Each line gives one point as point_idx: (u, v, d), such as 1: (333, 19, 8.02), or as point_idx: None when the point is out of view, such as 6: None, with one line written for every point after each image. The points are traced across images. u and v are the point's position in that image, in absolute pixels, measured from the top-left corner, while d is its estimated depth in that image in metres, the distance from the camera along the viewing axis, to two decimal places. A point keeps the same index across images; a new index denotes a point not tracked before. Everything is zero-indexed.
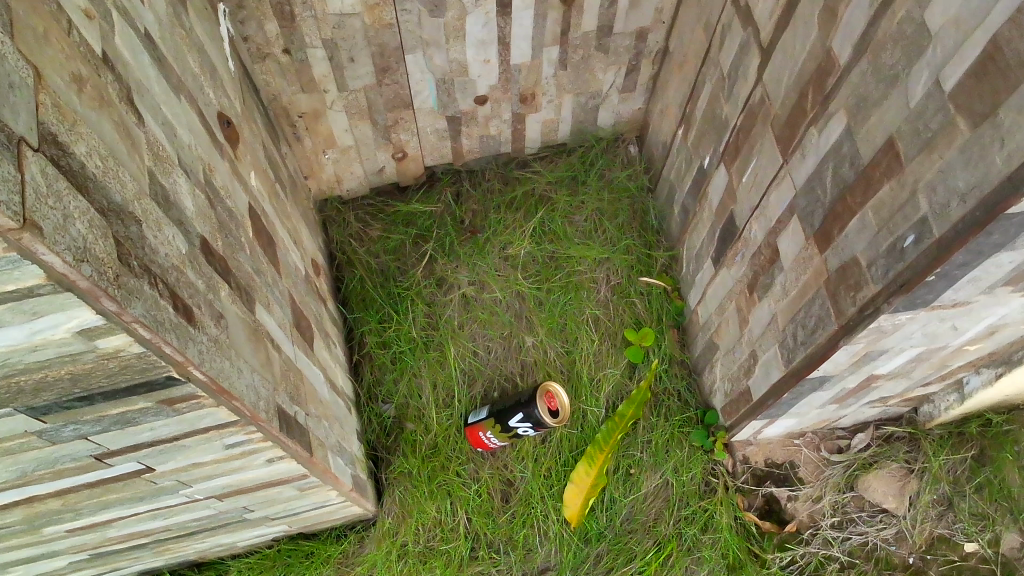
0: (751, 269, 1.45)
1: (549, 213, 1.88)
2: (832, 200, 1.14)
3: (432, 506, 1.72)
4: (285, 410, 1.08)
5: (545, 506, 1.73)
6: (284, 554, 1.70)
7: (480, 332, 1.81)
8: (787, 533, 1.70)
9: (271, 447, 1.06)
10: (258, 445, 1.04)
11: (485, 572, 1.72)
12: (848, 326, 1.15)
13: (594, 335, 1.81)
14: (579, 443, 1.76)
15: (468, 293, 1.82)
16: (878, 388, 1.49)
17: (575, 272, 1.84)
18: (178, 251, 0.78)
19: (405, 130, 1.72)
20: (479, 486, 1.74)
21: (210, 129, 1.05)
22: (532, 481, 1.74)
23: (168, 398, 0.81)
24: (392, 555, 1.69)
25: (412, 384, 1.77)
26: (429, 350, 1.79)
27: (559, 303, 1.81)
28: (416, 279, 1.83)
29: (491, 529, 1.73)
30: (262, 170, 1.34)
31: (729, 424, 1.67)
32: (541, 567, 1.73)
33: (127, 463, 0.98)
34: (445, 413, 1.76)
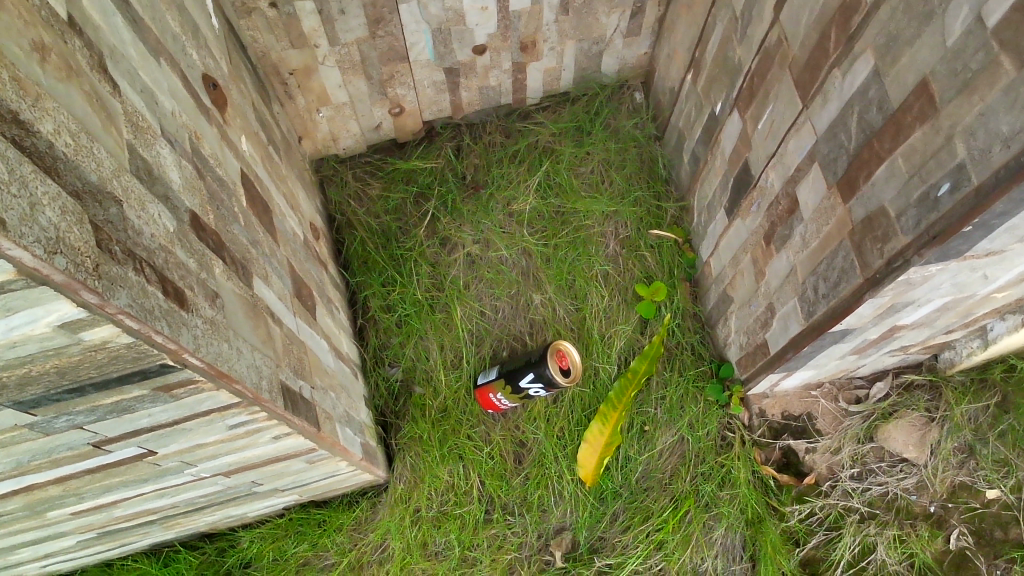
0: (768, 219, 1.40)
1: (554, 166, 1.81)
2: (857, 147, 1.07)
3: (444, 470, 1.69)
4: (289, 387, 1.03)
5: (559, 467, 1.70)
6: (296, 522, 1.68)
7: (486, 291, 1.76)
8: (806, 486, 1.68)
9: (276, 425, 1.01)
10: (263, 424, 1.00)
11: (501, 534, 1.70)
12: (874, 280, 1.09)
13: (604, 291, 1.75)
14: (592, 402, 1.72)
15: (473, 251, 1.77)
16: (900, 338, 1.44)
17: (582, 227, 1.78)
18: (165, 230, 0.72)
19: (401, 83, 1.64)
20: (491, 448, 1.71)
21: (195, 93, 0.98)
22: (545, 442, 1.70)
23: (164, 385, 0.77)
24: (405, 521, 1.67)
25: (418, 347, 1.73)
26: (434, 311, 1.74)
27: (568, 259, 1.76)
28: (418, 239, 1.77)
29: (505, 492, 1.70)
30: (253, 133, 1.27)
31: (746, 378, 1.62)
32: (556, 527, 1.71)
33: (127, 448, 0.94)
34: (453, 374, 1.72)
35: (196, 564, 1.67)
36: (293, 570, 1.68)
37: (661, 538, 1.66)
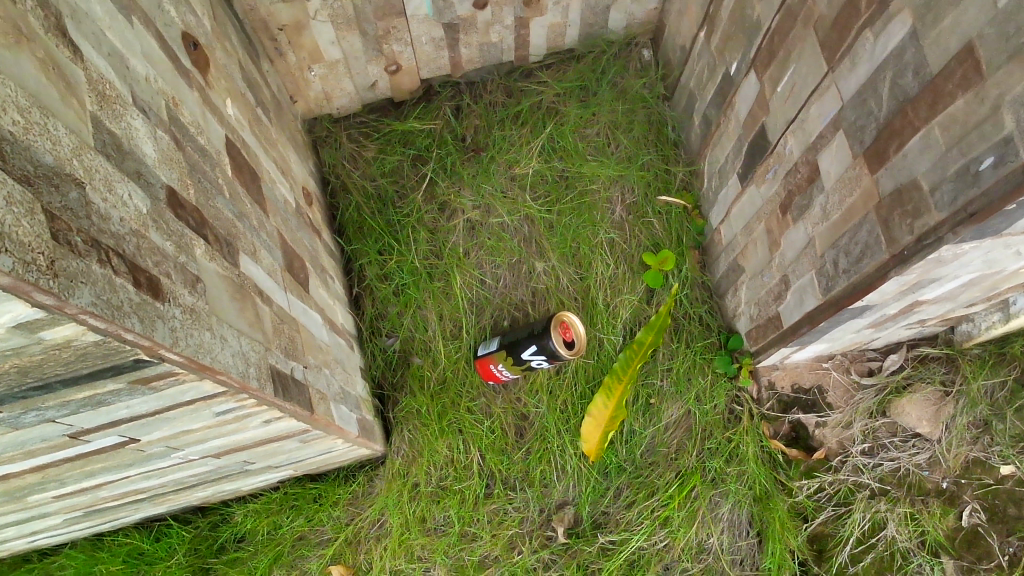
0: (785, 187, 1.33)
1: (558, 128, 1.73)
2: (888, 116, 1.00)
3: (443, 444, 1.63)
4: (280, 370, 0.97)
5: (561, 441, 1.65)
6: (291, 497, 1.63)
7: (487, 259, 1.69)
8: (815, 461, 1.64)
9: (266, 410, 0.95)
10: (253, 410, 0.94)
11: (501, 509, 1.65)
12: (902, 257, 1.03)
13: (610, 259, 1.68)
14: (595, 374, 1.66)
15: (474, 218, 1.69)
16: (920, 312, 1.38)
17: (588, 191, 1.70)
18: (137, 212, 0.65)
19: (398, 39, 1.56)
20: (492, 422, 1.65)
21: (174, 54, 0.90)
22: (547, 415, 1.65)
23: (141, 378, 0.70)
24: (403, 496, 1.62)
25: (417, 317, 1.67)
26: (433, 280, 1.67)
27: (572, 226, 1.68)
28: (416, 205, 1.70)
29: (506, 467, 1.65)
30: (240, 94, 1.19)
31: (755, 351, 1.57)
32: (559, 502, 1.67)
33: (108, 437, 0.88)
34: (452, 345, 1.66)
35: (189, 539, 1.63)
36: (289, 545, 1.64)
37: (666, 515, 1.63)
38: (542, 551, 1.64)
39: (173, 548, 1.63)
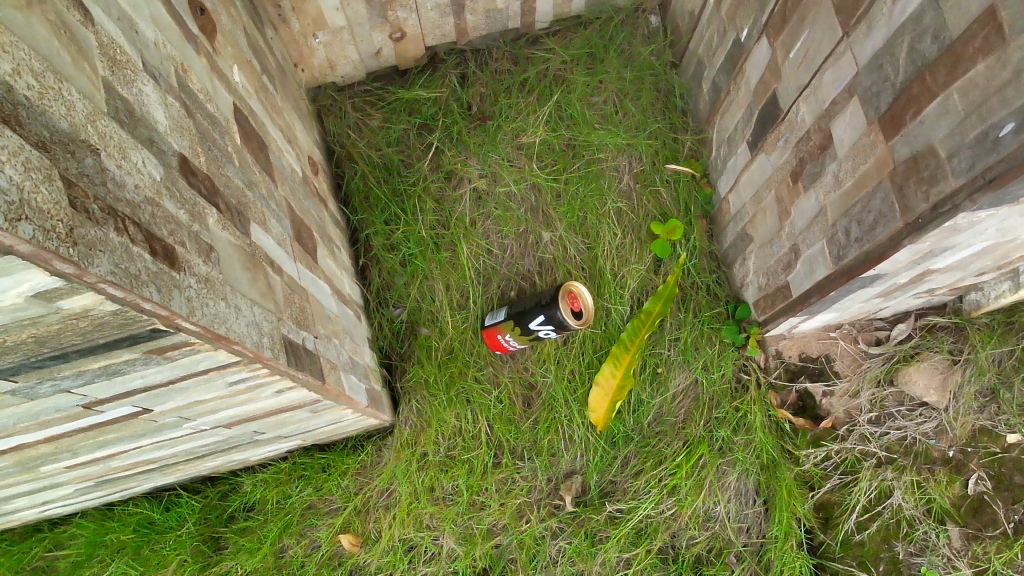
0: (796, 155, 1.31)
1: (566, 96, 1.71)
2: (905, 81, 0.99)
3: (451, 414, 1.63)
4: (292, 341, 0.97)
5: (569, 410, 1.65)
6: (299, 467, 1.63)
7: (494, 228, 1.69)
8: (823, 430, 1.65)
9: (277, 380, 0.95)
10: (264, 380, 0.93)
11: (509, 478, 1.66)
12: (917, 224, 1.02)
13: (617, 228, 1.68)
14: (603, 344, 1.66)
15: (481, 187, 1.68)
16: (930, 281, 1.38)
17: (595, 160, 1.69)
18: (151, 179, 0.64)
19: (403, 6, 1.53)
20: (500, 392, 1.65)
21: (181, 19, 0.89)
22: (555, 384, 1.65)
23: (157, 348, 0.70)
24: (411, 466, 1.63)
25: (424, 288, 1.66)
26: (440, 250, 1.66)
27: (579, 196, 1.68)
28: (422, 174, 1.68)
29: (514, 436, 1.65)
30: (246, 61, 1.18)
31: (764, 320, 1.57)
32: (567, 471, 1.68)
33: (121, 408, 0.87)
34: (459, 315, 1.65)
35: (199, 508, 1.64)
36: (298, 514, 1.65)
37: (674, 483, 1.63)
38: (550, 519, 1.65)
39: (183, 517, 1.64)
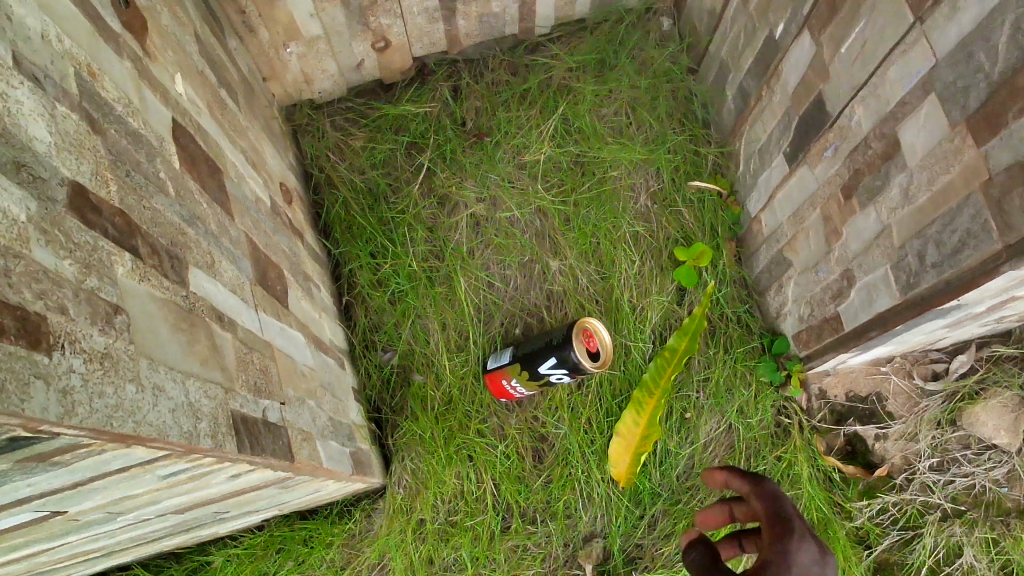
0: (849, 167, 1.12)
1: (572, 107, 1.51)
2: (1006, 71, 0.80)
3: (451, 474, 1.42)
4: (247, 416, 0.75)
5: (586, 465, 1.45)
6: (277, 539, 1.42)
7: (495, 259, 1.49)
8: (876, 479, 1.46)
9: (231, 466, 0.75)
10: (212, 466, 0.73)
11: (520, 546, 1.45)
12: (1022, 247, 0.82)
13: (635, 255, 1.48)
14: (623, 387, 1.46)
15: (478, 212, 1.48)
16: (1008, 307, 1.15)
17: (608, 178, 1.49)
18: (10, 222, 0.44)
19: (386, 11, 1.35)
20: (507, 446, 1.45)
21: (96, 13, 0.69)
22: (569, 436, 1.44)
23: (36, 455, 0.50)
24: (406, 536, 1.42)
25: (416, 328, 1.45)
26: (434, 285, 1.46)
27: (591, 220, 1.48)
28: (413, 198, 1.48)
29: (524, 497, 1.44)
30: (197, 72, 0.98)
31: (804, 356, 1.39)
32: (586, 535, 1.47)
33: (19, 515, 0.66)
34: (457, 358, 1.45)
35: None
36: None
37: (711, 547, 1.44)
38: None
39: None
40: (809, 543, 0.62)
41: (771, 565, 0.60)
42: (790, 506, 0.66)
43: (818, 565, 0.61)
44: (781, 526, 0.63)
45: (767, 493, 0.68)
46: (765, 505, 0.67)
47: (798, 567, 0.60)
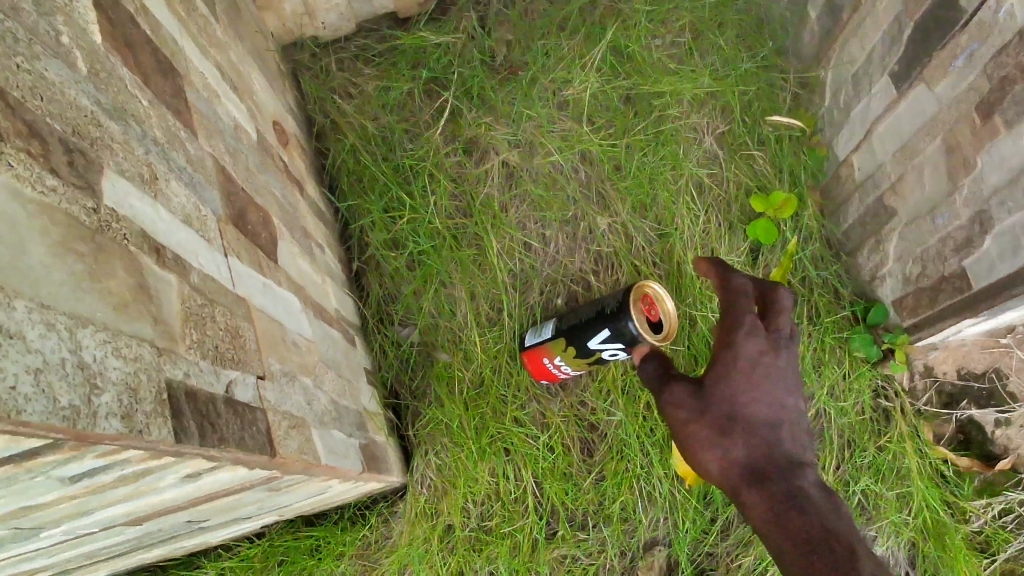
0: (990, 74, 0.89)
1: (623, 33, 1.26)
2: None
3: (484, 472, 1.19)
4: (196, 392, 0.52)
5: (646, 458, 1.22)
6: (278, 549, 1.19)
7: (532, 215, 1.25)
8: (998, 473, 1.20)
9: (183, 461, 0.53)
10: (146, 465, 0.52)
11: (569, 555, 1.22)
12: None
13: (700, 208, 1.25)
14: (688, 365, 1.22)
15: (511, 159, 1.24)
16: None
17: (666, 117, 1.25)
18: None
19: None
20: (550, 437, 1.22)
21: None
22: (625, 423, 1.21)
23: None
24: (432, 545, 1.19)
25: (440, 297, 1.22)
26: (460, 247, 1.22)
27: (647, 167, 1.23)
28: (433, 144, 1.23)
29: (572, 498, 1.21)
30: None
31: (908, 328, 1.16)
32: (647, 541, 1.24)
33: None
34: (490, 334, 1.22)
35: None
36: None
37: None
38: None
39: None
40: (755, 336, 0.80)
41: (723, 360, 0.81)
42: (743, 298, 0.83)
43: (761, 354, 0.80)
44: (733, 322, 0.81)
45: (730, 288, 0.84)
46: (727, 301, 0.84)
47: (744, 359, 0.80)
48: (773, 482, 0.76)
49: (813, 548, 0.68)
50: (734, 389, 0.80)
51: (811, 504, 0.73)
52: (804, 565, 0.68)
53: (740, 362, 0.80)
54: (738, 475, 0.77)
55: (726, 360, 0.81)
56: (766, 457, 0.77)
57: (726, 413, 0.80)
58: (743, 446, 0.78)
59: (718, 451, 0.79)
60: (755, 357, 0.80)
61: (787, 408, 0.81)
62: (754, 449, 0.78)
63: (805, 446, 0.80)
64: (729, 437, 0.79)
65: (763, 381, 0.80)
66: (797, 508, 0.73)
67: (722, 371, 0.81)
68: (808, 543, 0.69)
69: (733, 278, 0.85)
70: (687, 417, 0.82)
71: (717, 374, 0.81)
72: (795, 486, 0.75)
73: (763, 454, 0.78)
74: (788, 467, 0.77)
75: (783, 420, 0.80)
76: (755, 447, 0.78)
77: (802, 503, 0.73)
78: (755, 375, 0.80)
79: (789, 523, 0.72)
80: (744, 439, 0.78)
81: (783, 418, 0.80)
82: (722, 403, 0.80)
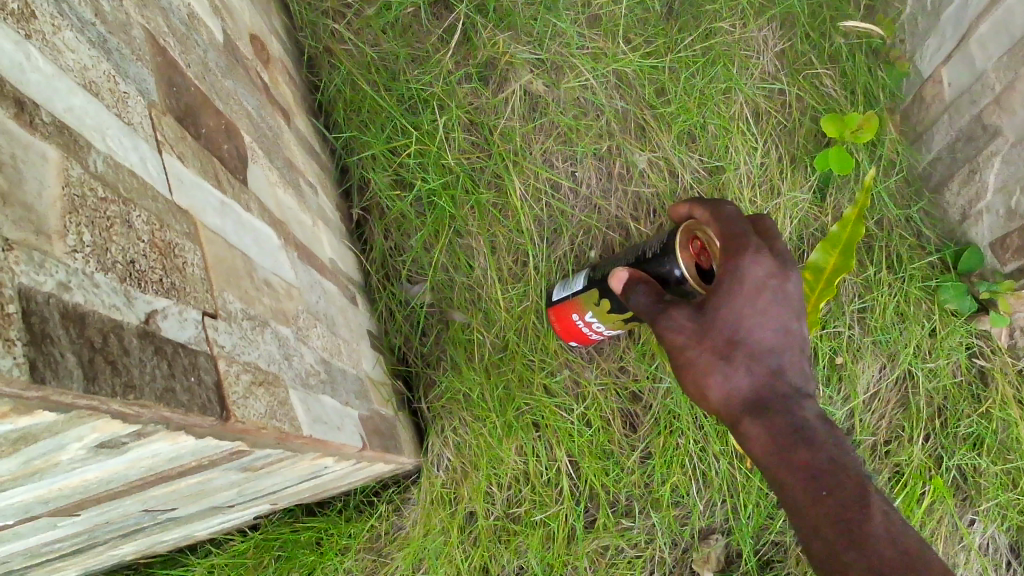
0: None
1: None
2: None
3: (510, 450, 1.02)
4: (88, 315, 0.35)
5: (700, 432, 1.04)
6: (273, 545, 1.01)
7: (561, 151, 1.07)
8: None
9: (69, 421, 0.36)
10: (24, 425, 0.35)
11: (611, 547, 1.04)
12: None
13: (757, 137, 1.08)
14: None
15: (537, 85, 1.07)
16: None
17: (715, 33, 1.07)
18: None
19: None
20: (586, 409, 1.04)
21: None
22: (675, 392, 1.03)
23: None
24: (452, 536, 1.01)
25: (455, 249, 1.04)
26: (477, 188, 1.04)
27: (697, 90, 1.06)
28: (444, 70, 1.06)
29: (614, 480, 1.04)
30: None
31: (1012, 272, 0.97)
32: (701, 530, 1.06)
33: None
34: (514, 291, 1.04)
35: None
36: None
37: None
38: None
39: None
40: (763, 258, 0.64)
41: (725, 278, 0.64)
42: (741, 221, 0.67)
43: (771, 278, 0.64)
44: (736, 243, 0.65)
45: (724, 216, 0.69)
46: (722, 225, 0.68)
47: (750, 284, 0.63)
48: (779, 414, 0.65)
49: (826, 493, 0.61)
50: (737, 310, 0.64)
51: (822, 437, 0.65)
52: (813, 514, 0.61)
53: (748, 285, 0.64)
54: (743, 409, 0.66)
55: (728, 284, 0.64)
56: (771, 392, 0.65)
57: (727, 338, 0.65)
58: (745, 374, 0.65)
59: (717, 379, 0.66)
60: (763, 280, 0.64)
61: (793, 336, 0.67)
62: (757, 380, 0.65)
63: (809, 367, 0.68)
64: (730, 364, 0.65)
65: (771, 305, 0.65)
66: (805, 442, 0.64)
67: (721, 291, 0.64)
68: (822, 479, 0.62)
69: (722, 206, 0.70)
70: (684, 341, 0.66)
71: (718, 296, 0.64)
72: (804, 421, 0.65)
73: (768, 382, 0.65)
74: (794, 399, 0.66)
75: (790, 348, 0.66)
76: (758, 378, 0.65)
77: (811, 437, 0.64)
78: (760, 301, 0.64)
79: (795, 460, 0.64)
80: (747, 365, 0.65)
81: (791, 344, 0.66)
82: (724, 330, 0.64)
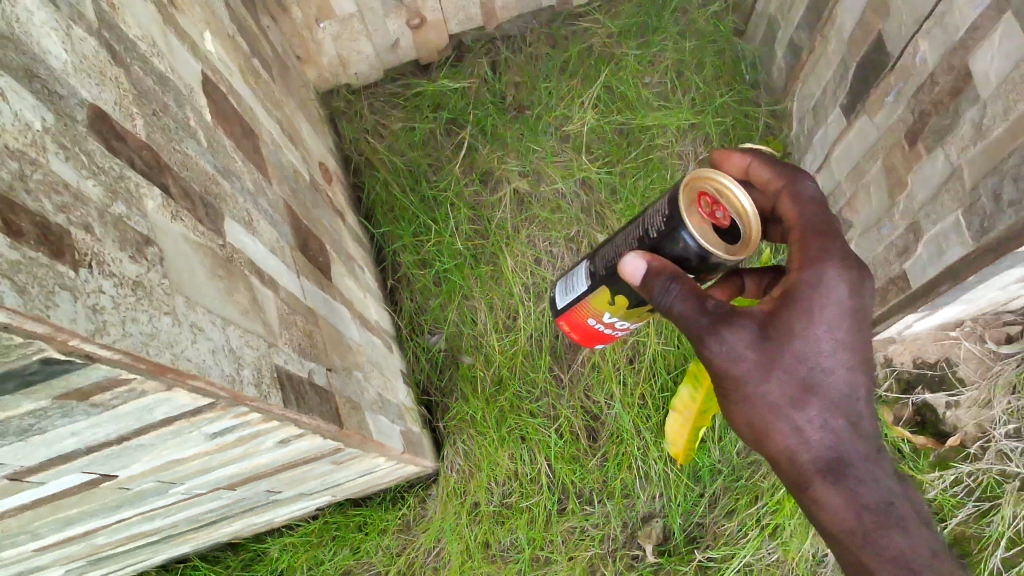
0: (914, 107, 1.07)
1: (613, 75, 1.47)
2: None
3: (503, 456, 1.39)
4: (291, 375, 0.72)
5: (644, 442, 1.39)
6: (331, 526, 1.39)
7: (541, 235, 1.45)
8: (949, 450, 1.37)
9: (279, 427, 0.73)
10: (260, 428, 0.72)
11: (578, 527, 1.39)
12: None
13: None
14: (676, 362, 1.38)
15: (522, 188, 1.45)
16: None
17: (653, 148, 1.45)
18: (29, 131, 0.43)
19: None
20: (559, 426, 1.40)
21: None
22: (622, 412, 1.39)
23: (77, 393, 0.49)
24: (462, 518, 1.38)
25: (463, 309, 1.42)
26: (479, 264, 1.43)
27: (640, 189, 1.42)
28: (455, 176, 1.45)
29: (580, 478, 1.40)
30: (232, 41, 0.96)
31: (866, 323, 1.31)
32: (645, 515, 1.41)
33: (68, 477, 0.65)
34: (506, 338, 1.41)
35: None
36: None
37: (775, 523, 1.34)
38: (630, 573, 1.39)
39: None
40: (846, 276, 0.72)
41: (802, 297, 0.72)
42: (823, 217, 0.77)
43: (852, 300, 0.72)
44: (816, 250, 0.74)
45: (803, 198, 0.79)
46: (804, 215, 0.78)
47: (832, 303, 0.72)
48: (858, 484, 0.76)
49: None
50: (815, 340, 0.72)
51: (906, 521, 0.77)
52: None
53: (827, 313, 0.72)
54: (817, 466, 0.75)
55: (808, 305, 0.72)
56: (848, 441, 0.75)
57: (805, 374, 0.73)
58: (818, 421, 0.74)
59: (787, 423, 0.75)
60: (845, 305, 0.72)
61: (867, 370, 0.75)
62: (832, 428, 0.74)
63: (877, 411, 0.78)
64: (805, 403, 0.74)
65: (851, 335, 0.73)
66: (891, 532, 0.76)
67: (798, 317, 0.72)
68: None
69: (801, 185, 0.80)
70: (750, 377, 0.73)
71: (794, 327, 0.72)
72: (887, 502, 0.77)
73: (842, 437, 0.75)
74: (872, 454, 0.76)
75: (864, 387, 0.75)
76: (833, 432, 0.75)
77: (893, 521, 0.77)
78: (840, 326, 0.72)
79: (884, 547, 0.76)
80: (820, 409, 0.74)
81: (864, 388, 0.75)
82: (800, 366, 0.72)
